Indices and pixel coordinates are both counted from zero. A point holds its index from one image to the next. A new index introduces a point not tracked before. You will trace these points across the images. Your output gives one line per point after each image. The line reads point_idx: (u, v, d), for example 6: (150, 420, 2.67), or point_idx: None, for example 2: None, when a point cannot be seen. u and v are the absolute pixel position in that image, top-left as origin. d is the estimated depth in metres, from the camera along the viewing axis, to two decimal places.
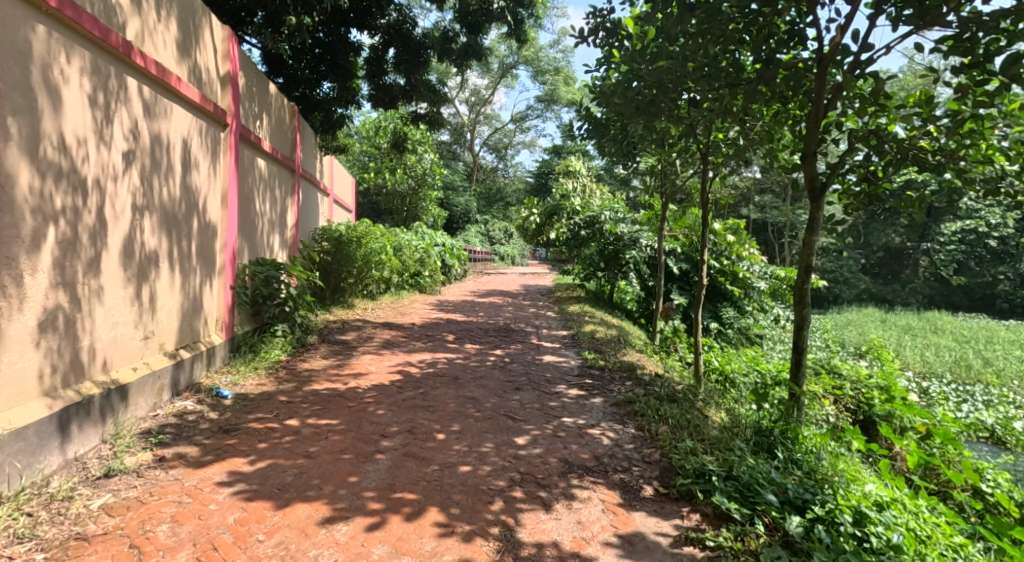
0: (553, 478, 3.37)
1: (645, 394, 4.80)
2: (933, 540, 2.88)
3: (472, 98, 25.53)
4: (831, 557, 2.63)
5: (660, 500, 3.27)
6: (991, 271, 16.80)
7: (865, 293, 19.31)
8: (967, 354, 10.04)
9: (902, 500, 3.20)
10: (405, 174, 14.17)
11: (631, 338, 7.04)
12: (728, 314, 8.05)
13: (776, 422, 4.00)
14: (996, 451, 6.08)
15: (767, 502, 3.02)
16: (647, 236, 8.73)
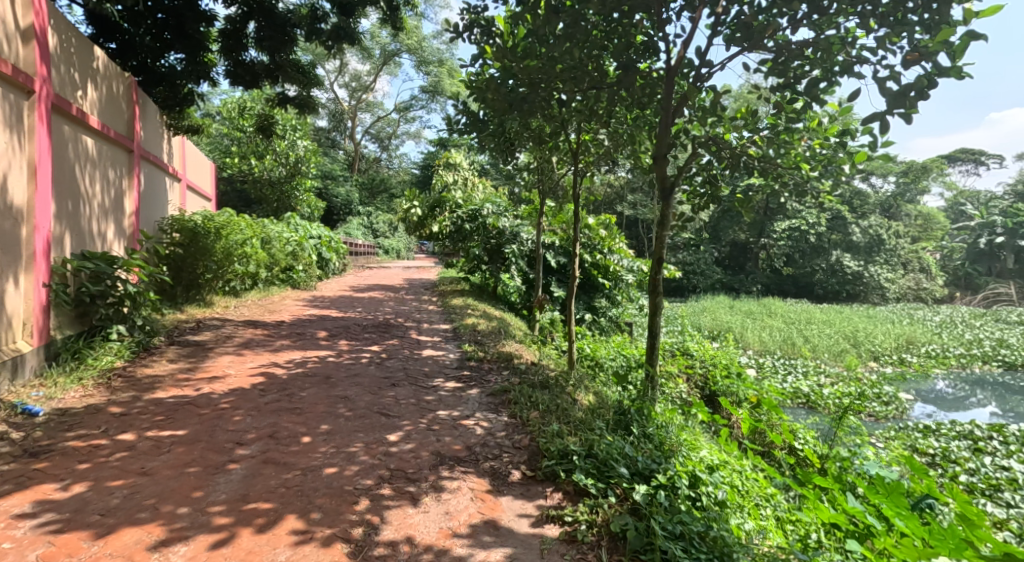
0: (423, 471, 3.45)
1: (518, 382, 5.01)
2: (750, 493, 3.41)
3: (352, 83, 24.47)
4: (668, 519, 2.96)
5: (527, 483, 3.47)
6: (811, 264, 19.49)
7: (718, 283, 20.72)
8: (793, 333, 11.57)
9: (729, 461, 3.70)
10: (275, 162, 13.30)
11: (511, 329, 7.28)
12: (602, 305, 8.54)
13: (633, 401, 4.35)
14: (809, 413, 7.14)
15: (619, 475, 3.35)
16: (527, 230, 8.97)
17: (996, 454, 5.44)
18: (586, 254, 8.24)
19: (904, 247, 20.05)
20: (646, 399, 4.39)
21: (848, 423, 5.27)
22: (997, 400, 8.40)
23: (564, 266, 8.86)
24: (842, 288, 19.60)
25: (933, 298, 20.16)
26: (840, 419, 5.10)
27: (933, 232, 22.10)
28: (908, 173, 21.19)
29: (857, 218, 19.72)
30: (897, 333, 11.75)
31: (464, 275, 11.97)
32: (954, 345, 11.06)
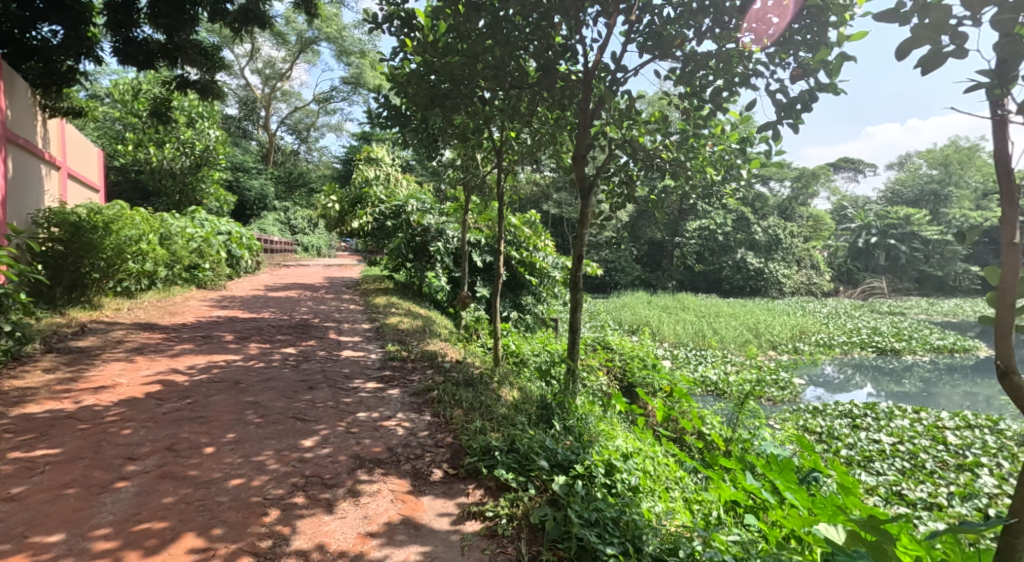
0: (340, 476, 3.40)
1: (442, 381, 5.02)
2: (661, 477, 3.62)
3: (266, 69, 23.32)
4: (586, 507, 3.07)
5: (449, 481, 3.50)
6: (719, 261, 20.66)
7: (637, 280, 21.39)
8: (703, 325, 12.24)
9: (643, 448, 3.90)
10: (177, 151, 12.50)
11: (436, 327, 7.24)
12: (527, 301, 8.60)
13: (555, 395, 4.49)
14: (716, 399, 7.59)
15: (539, 468, 3.45)
16: (453, 227, 8.95)
17: (870, 429, 6.05)
18: (513, 252, 8.26)
19: (799, 246, 21.70)
20: (567, 394, 4.52)
21: (749, 407, 5.65)
22: (874, 381, 9.32)
23: (489, 264, 8.89)
24: (746, 284, 20.90)
25: (823, 292, 21.96)
26: (742, 404, 5.47)
27: (823, 232, 24.05)
28: (800, 179, 22.95)
29: (756, 220, 21.23)
30: (792, 324, 12.74)
31: (388, 273, 11.77)
32: (839, 334, 12.15)
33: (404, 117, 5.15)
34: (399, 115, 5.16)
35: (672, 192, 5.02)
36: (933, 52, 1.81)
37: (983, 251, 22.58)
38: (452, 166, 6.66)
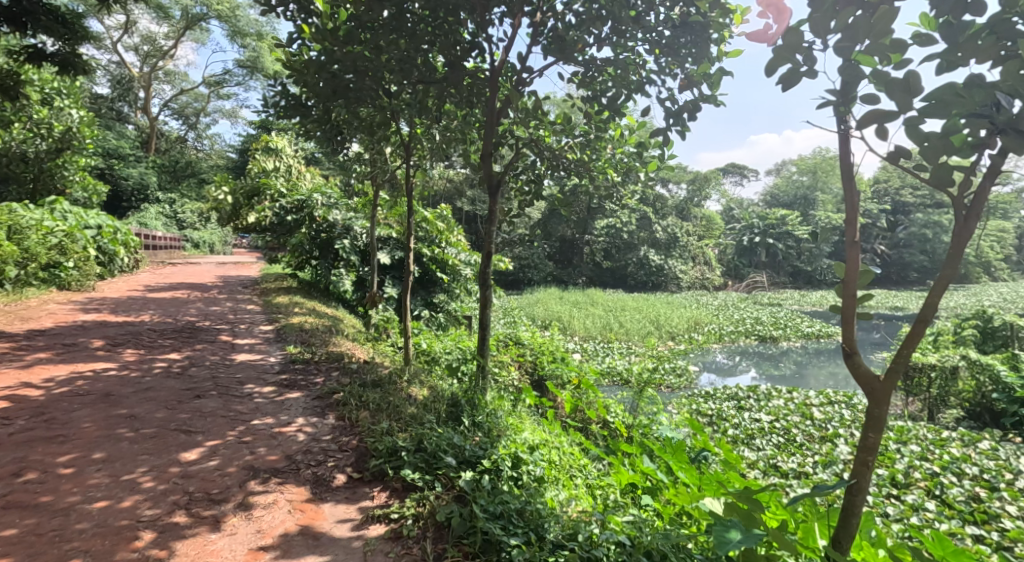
0: (230, 490, 3.23)
1: (347, 383, 4.88)
2: (566, 465, 3.73)
3: (145, 47, 21.39)
4: (491, 500, 3.11)
5: (353, 485, 3.42)
6: (623, 258, 21.47)
7: (549, 276, 21.20)
8: (609, 318, 12.64)
9: (549, 440, 3.99)
10: (31, 131, 10.91)
11: (342, 327, 7.02)
12: (440, 299, 8.47)
13: (465, 392, 4.49)
14: (620, 388, 7.87)
15: (446, 466, 3.46)
16: (361, 223, 8.59)
17: (752, 409, 6.58)
18: (422, 249, 8.15)
19: (694, 243, 23.05)
20: (477, 391, 4.54)
21: (649, 396, 5.91)
22: (756, 366, 10.16)
23: (400, 262, 8.69)
24: (649, 280, 21.76)
25: (715, 286, 23.45)
26: (641, 392, 5.74)
27: (714, 231, 25.72)
28: (694, 182, 24.43)
29: (656, 219, 22.34)
30: (688, 316, 13.52)
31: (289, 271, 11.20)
32: (728, 324, 13.06)
33: (306, 107, 4.59)
34: (300, 104, 4.61)
35: (575, 191, 5.15)
36: (790, 70, 1.98)
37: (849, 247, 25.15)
38: (360, 162, 6.47)
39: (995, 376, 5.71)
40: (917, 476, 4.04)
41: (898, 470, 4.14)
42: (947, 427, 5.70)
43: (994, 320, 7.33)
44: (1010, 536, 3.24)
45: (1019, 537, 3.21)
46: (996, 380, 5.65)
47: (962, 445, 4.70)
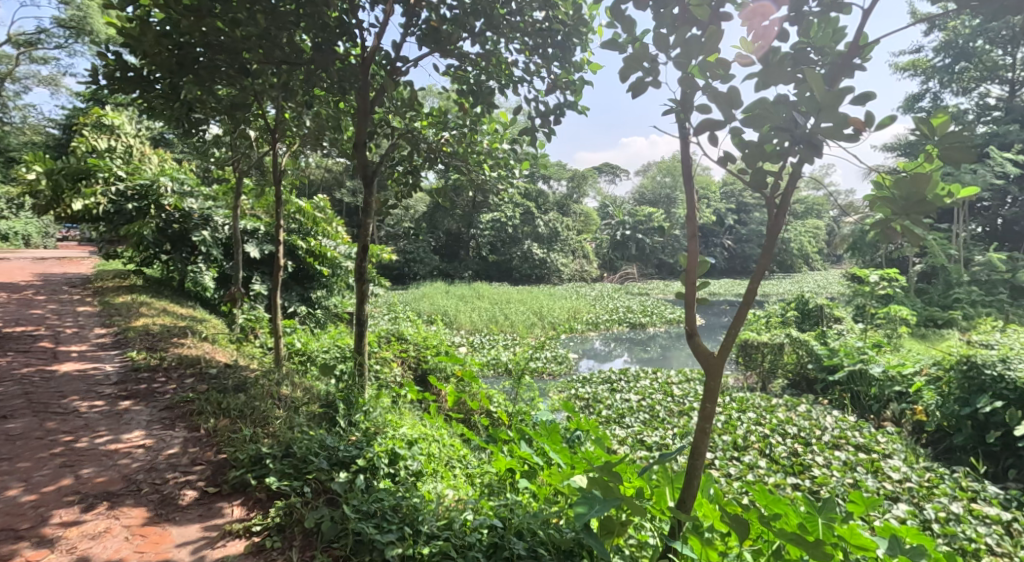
0: (43, 523, 2.83)
1: (203, 392, 4.44)
2: (445, 458, 3.65)
3: None
4: (365, 499, 3.00)
5: (208, 501, 3.13)
6: (508, 252, 21.79)
7: (435, 270, 20.55)
8: (495, 310, 12.71)
9: (428, 433, 3.86)
10: None
11: (199, 328, 6.41)
12: (316, 295, 8.12)
13: (340, 392, 4.26)
14: (499, 378, 8.06)
15: (317, 469, 3.28)
16: (223, 214, 7.83)
17: (624, 390, 7.16)
18: (295, 241, 7.74)
19: (574, 237, 23.95)
20: (354, 388, 4.28)
21: (527, 386, 5.99)
22: (628, 351, 11.01)
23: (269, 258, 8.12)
24: (532, 272, 22.17)
25: (592, 278, 24.63)
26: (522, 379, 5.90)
27: (592, 226, 26.77)
28: (574, 179, 25.47)
29: (538, 214, 22.90)
30: (568, 307, 14.10)
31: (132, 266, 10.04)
32: (604, 314, 13.86)
33: (152, 82, 3.56)
34: (143, 78, 3.55)
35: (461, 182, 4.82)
36: (638, 78, 2.22)
37: (708, 241, 27.62)
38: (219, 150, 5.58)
39: (810, 351, 6.76)
40: (753, 439, 4.69)
41: (739, 435, 4.77)
42: (777, 396, 6.59)
43: (809, 303, 8.61)
44: (819, 482, 3.91)
45: (824, 482, 3.90)
46: (811, 353, 6.66)
47: (787, 409, 5.54)
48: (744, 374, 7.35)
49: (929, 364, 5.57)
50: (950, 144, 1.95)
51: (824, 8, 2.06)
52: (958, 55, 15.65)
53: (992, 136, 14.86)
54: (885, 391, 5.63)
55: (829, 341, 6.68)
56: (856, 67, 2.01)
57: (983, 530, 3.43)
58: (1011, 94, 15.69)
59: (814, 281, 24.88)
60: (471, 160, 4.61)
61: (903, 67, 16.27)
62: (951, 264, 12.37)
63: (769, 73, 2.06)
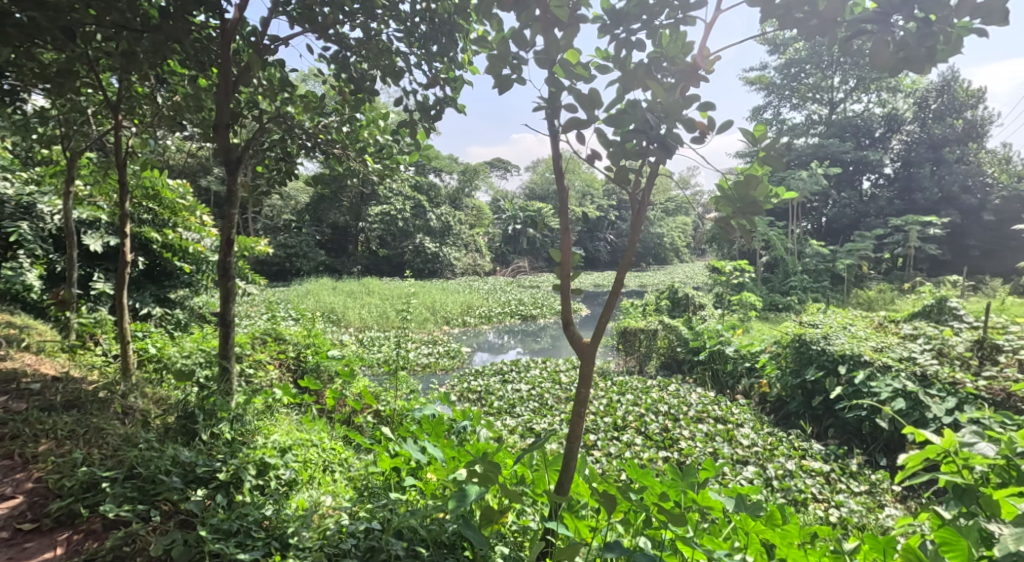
0: None
1: (20, 410, 3.15)
2: (326, 462, 3.13)
3: None
4: (228, 518, 2.43)
5: (21, 540, 2.33)
6: (400, 246, 21.33)
7: (321, 265, 19.45)
8: (385, 305, 12.26)
9: (302, 434, 3.24)
10: None
11: (17, 336, 4.36)
12: (177, 294, 5.76)
13: (202, 394, 3.33)
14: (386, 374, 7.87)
15: (169, 488, 2.55)
16: (51, 201, 5.90)
17: (514, 381, 7.37)
18: (148, 232, 5.34)
19: (466, 231, 23.91)
20: (217, 395, 3.29)
21: (405, 381, 5.54)
22: (521, 343, 11.24)
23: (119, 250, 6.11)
24: (425, 267, 21.79)
25: (485, 271, 24.55)
26: (396, 373, 5.57)
27: (483, 221, 27.10)
28: (466, 173, 25.37)
29: (430, 208, 22.58)
30: (462, 301, 14.03)
31: None
32: (497, 307, 14.01)
33: None
34: None
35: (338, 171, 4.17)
36: (503, 75, 2.28)
37: (592, 235, 28.92)
38: (47, 121, 3.88)
39: (678, 336, 7.35)
40: (630, 418, 5.05)
41: (618, 415, 5.12)
42: (652, 377, 7.10)
43: (679, 291, 9.31)
44: (685, 453, 4.32)
45: (690, 453, 4.31)
46: (680, 337, 7.25)
47: (659, 389, 6.01)
48: (624, 358, 7.85)
49: (771, 341, 6.31)
50: (772, 153, 2.22)
51: (673, 20, 2.23)
52: (793, 74, 17.83)
53: (818, 147, 17.18)
54: (738, 366, 6.31)
55: (694, 326, 7.31)
56: (701, 77, 2.20)
57: (811, 482, 4.01)
58: (832, 111, 18.22)
59: (683, 272, 27.02)
60: (352, 147, 3.96)
61: (753, 82, 18.13)
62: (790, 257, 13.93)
63: (626, 77, 2.21)
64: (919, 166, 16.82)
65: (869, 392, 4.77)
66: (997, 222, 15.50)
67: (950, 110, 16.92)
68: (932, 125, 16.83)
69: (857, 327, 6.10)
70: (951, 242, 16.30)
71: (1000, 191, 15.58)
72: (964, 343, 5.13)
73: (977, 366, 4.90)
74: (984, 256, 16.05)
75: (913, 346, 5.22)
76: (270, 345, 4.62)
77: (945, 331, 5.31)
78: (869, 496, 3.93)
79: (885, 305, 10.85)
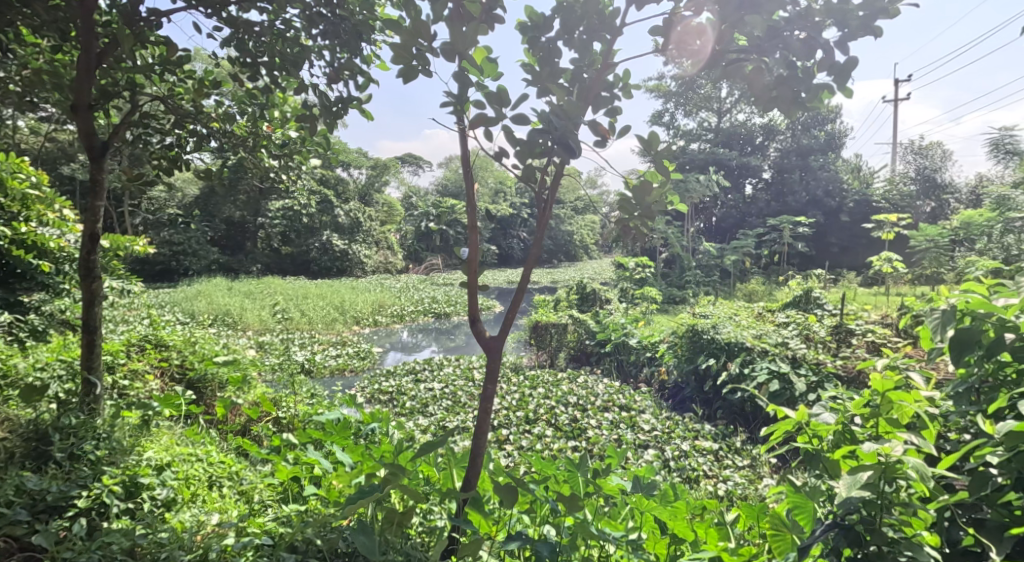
0: None
1: None
2: (214, 477, 2.90)
3: None
4: (86, 551, 2.16)
5: None
6: (306, 242, 20.34)
7: (214, 264, 18.07)
8: (286, 306, 11.58)
9: (183, 449, 2.98)
10: None
11: None
12: (31, 300, 4.73)
13: (63, 411, 2.95)
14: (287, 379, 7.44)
15: (14, 520, 2.24)
16: None
17: (427, 380, 7.22)
18: None
19: (377, 228, 23.30)
20: (78, 413, 2.93)
21: (305, 384, 5.27)
22: (436, 342, 11.06)
23: None
24: (332, 265, 21.00)
25: (397, 269, 24.02)
26: (295, 376, 5.28)
27: (395, 217, 26.43)
28: (375, 167, 24.55)
29: (337, 203, 21.72)
30: (371, 299, 13.59)
31: None
32: (407, 305, 13.74)
33: None
34: None
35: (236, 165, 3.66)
36: (408, 64, 2.01)
37: (506, 232, 29.13)
38: None
39: (587, 329, 7.62)
40: (541, 411, 5.09)
41: (530, 409, 5.14)
42: (562, 369, 7.23)
43: (583, 288, 9.57)
44: (593, 442, 4.41)
45: (597, 441, 4.40)
46: (588, 331, 7.43)
47: (569, 381, 6.11)
48: (535, 353, 7.91)
49: (669, 332, 6.63)
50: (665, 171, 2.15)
51: (591, 33, 2.05)
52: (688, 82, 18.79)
53: (711, 153, 18.33)
54: (641, 357, 6.54)
55: (601, 319, 7.50)
56: (608, 101, 2.05)
57: (702, 460, 4.22)
58: (720, 119, 19.49)
59: (590, 268, 27.72)
60: None
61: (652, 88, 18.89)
62: (690, 254, 14.61)
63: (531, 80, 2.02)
64: (790, 172, 18.47)
65: (746, 377, 5.12)
66: (850, 221, 16.81)
67: (815, 123, 19.12)
68: (801, 135, 18.65)
69: (741, 316, 6.54)
70: (815, 239, 17.55)
71: (853, 194, 17.06)
72: (825, 328, 5.65)
73: (834, 348, 5.42)
74: (843, 252, 17.18)
75: (785, 332, 5.66)
76: (148, 353, 4.19)
77: (809, 319, 5.84)
78: (751, 469, 4.19)
79: (765, 297, 11.74)
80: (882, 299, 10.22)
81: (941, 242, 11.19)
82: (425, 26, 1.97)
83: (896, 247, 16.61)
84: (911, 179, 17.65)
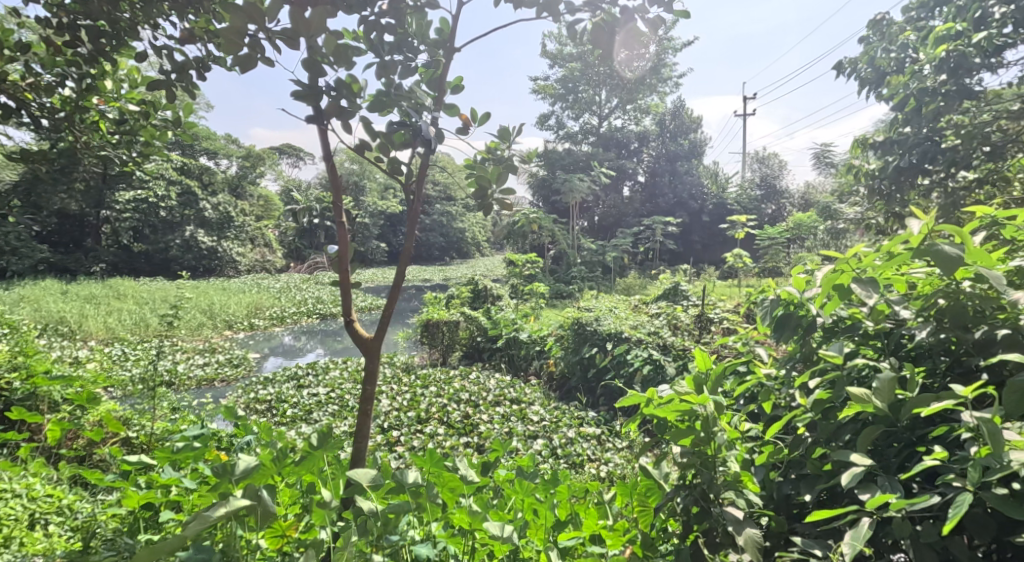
0: None
1: None
2: (35, 515, 2.46)
3: None
4: None
5: None
6: (163, 239, 18.39)
7: (41, 264, 15.80)
8: (145, 312, 10.35)
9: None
10: None
11: None
12: None
13: None
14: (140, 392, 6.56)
15: None
16: None
17: (311, 385, 6.79)
18: None
19: (251, 225, 21.75)
20: None
21: (159, 396, 4.67)
22: (321, 344, 10.50)
23: None
24: (198, 265, 19.39)
25: (273, 269, 22.58)
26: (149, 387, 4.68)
27: (272, 213, 24.85)
28: (247, 158, 22.67)
29: (203, 195, 19.91)
30: (246, 301, 12.63)
31: None
32: (288, 306, 12.91)
33: None
34: None
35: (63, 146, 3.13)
36: (246, 52, 1.74)
37: (393, 230, 28.46)
38: None
39: (479, 325, 7.49)
40: (433, 410, 4.94)
41: (421, 408, 4.96)
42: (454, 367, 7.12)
43: (473, 286, 9.48)
44: (485, 436, 4.35)
45: (489, 435, 4.33)
46: (480, 327, 7.37)
47: (461, 378, 6.00)
48: (428, 351, 7.72)
49: (558, 324, 6.73)
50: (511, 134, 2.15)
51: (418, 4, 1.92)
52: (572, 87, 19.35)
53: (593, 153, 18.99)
54: (531, 350, 6.58)
55: (492, 315, 7.45)
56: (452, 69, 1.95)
57: (586, 445, 4.29)
58: (601, 124, 20.31)
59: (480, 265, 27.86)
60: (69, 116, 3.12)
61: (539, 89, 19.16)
62: (574, 248, 14.94)
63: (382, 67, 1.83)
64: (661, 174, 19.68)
65: (622, 366, 5.31)
66: (710, 221, 18.25)
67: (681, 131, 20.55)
68: (669, 141, 19.91)
69: (619, 308, 6.78)
70: (680, 237, 18.80)
71: (712, 198, 18.64)
72: (689, 317, 6.00)
73: (699, 335, 5.80)
74: (704, 248, 18.56)
75: (656, 322, 5.93)
76: None
77: (676, 309, 6.18)
78: (629, 450, 4.30)
79: (640, 290, 12.39)
80: (736, 290, 11.15)
81: (781, 240, 12.38)
82: (260, 8, 1.70)
83: (746, 245, 18.28)
84: (757, 184, 19.51)
